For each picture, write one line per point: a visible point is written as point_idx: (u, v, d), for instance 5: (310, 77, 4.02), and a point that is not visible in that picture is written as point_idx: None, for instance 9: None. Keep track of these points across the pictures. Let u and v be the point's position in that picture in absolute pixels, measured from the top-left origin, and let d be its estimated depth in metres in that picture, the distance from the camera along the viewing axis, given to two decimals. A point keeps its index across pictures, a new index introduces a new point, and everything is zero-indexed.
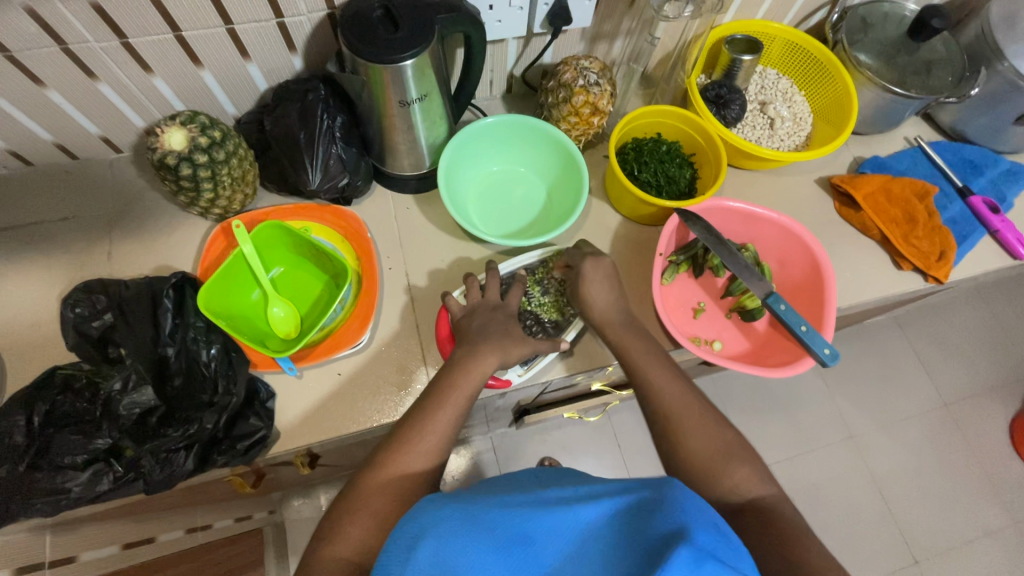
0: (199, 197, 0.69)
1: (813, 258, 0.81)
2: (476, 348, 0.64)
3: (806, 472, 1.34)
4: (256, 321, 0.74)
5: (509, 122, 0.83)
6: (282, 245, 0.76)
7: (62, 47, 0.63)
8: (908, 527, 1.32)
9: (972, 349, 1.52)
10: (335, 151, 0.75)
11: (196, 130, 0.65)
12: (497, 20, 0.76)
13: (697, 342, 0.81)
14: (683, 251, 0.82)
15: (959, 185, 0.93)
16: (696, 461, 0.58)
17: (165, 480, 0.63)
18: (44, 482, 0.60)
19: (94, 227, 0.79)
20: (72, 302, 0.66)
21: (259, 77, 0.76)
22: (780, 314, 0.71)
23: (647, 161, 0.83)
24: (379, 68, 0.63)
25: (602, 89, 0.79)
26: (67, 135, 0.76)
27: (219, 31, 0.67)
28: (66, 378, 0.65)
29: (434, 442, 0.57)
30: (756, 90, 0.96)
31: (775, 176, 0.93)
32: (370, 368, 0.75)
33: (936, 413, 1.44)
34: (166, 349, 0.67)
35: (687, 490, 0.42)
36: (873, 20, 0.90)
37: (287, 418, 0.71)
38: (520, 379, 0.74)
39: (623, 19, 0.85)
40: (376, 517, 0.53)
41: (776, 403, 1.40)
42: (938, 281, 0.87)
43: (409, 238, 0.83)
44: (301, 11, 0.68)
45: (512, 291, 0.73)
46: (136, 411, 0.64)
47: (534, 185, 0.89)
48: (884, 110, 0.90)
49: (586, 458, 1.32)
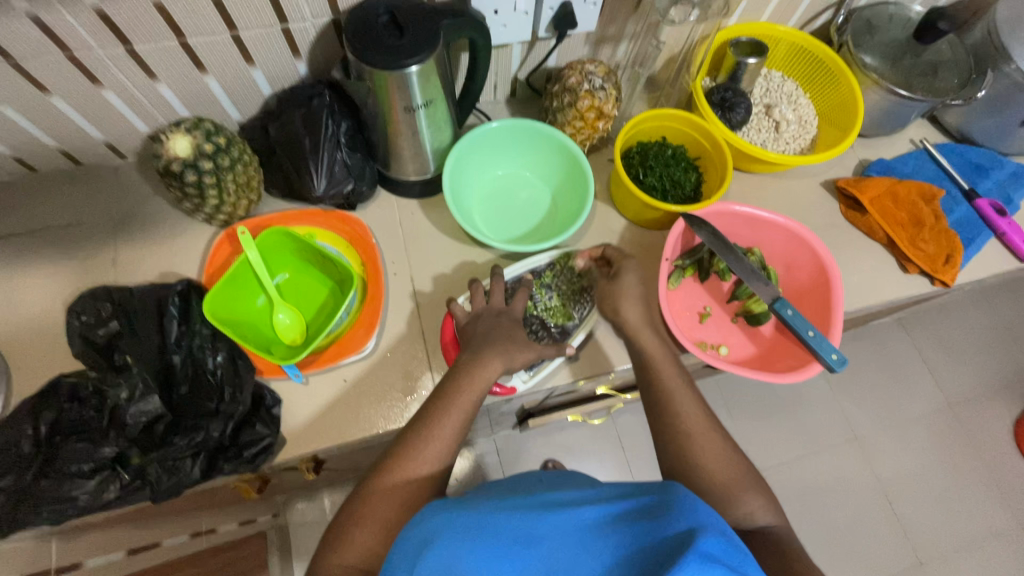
0: (204, 203, 0.69)
1: (818, 261, 0.80)
2: (482, 352, 0.64)
3: (810, 473, 1.34)
4: (261, 328, 0.73)
5: (513, 126, 0.83)
6: (287, 251, 0.76)
7: (67, 54, 0.63)
8: (913, 529, 1.31)
9: (976, 349, 1.52)
10: (340, 157, 0.75)
11: (201, 136, 0.65)
12: (501, 25, 0.76)
13: (702, 347, 0.81)
14: (688, 255, 0.82)
15: (966, 188, 0.93)
16: (704, 465, 0.58)
17: (172, 488, 0.63)
18: (51, 490, 0.60)
19: (98, 233, 0.78)
20: (77, 310, 0.67)
21: (263, 83, 0.76)
22: (788, 319, 0.71)
23: (652, 165, 0.83)
24: (384, 75, 0.62)
25: (607, 93, 0.79)
26: (72, 143, 0.76)
27: (224, 37, 0.67)
28: (72, 387, 0.65)
29: (441, 446, 0.57)
30: (761, 92, 0.96)
31: (781, 179, 0.93)
32: (375, 375, 0.74)
33: (940, 414, 1.43)
34: (172, 357, 0.66)
35: (692, 496, 0.43)
36: (878, 22, 0.90)
37: (291, 425, 0.71)
38: (526, 385, 0.74)
39: (628, 23, 0.85)
40: (385, 521, 0.53)
41: (781, 404, 1.40)
42: (945, 285, 0.87)
43: (414, 243, 0.83)
44: (306, 17, 0.68)
45: (519, 294, 0.73)
46: (143, 420, 0.62)
47: (538, 189, 0.89)
48: (890, 113, 0.89)
49: (589, 460, 1.32)
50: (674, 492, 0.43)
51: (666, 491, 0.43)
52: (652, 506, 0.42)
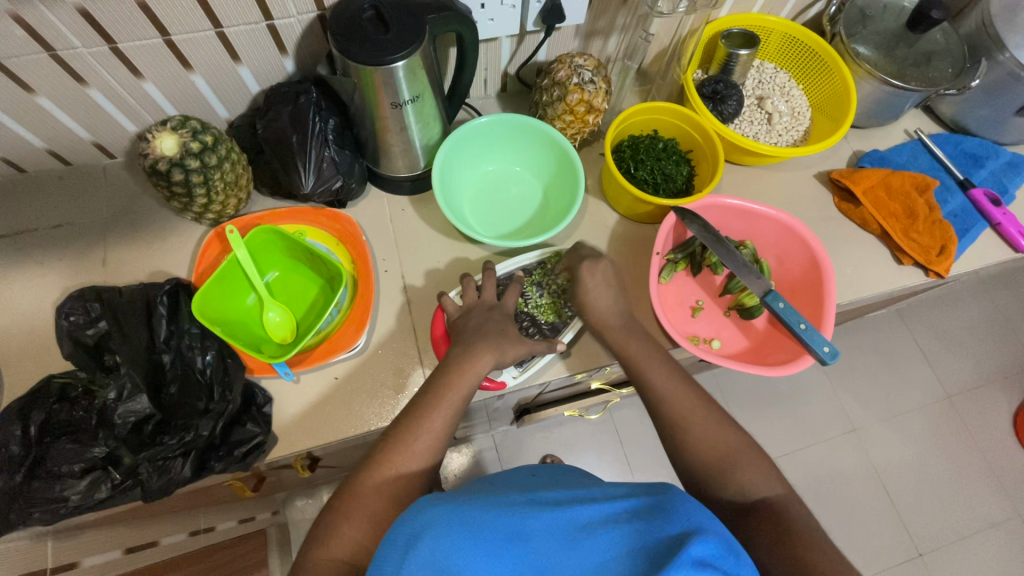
0: (192, 202, 0.69)
1: (811, 254, 0.80)
2: (472, 346, 0.63)
3: (808, 466, 1.34)
4: (252, 326, 0.73)
5: (503, 121, 0.83)
6: (276, 249, 0.76)
7: (50, 53, 0.63)
8: (911, 519, 1.31)
9: (974, 340, 1.51)
10: (328, 154, 0.74)
11: (187, 135, 0.65)
12: (489, 19, 0.75)
13: (695, 341, 0.81)
14: (681, 249, 0.82)
15: (961, 178, 0.92)
16: (695, 460, 0.58)
17: (163, 488, 0.63)
18: (43, 491, 0.60)
19: (87, 234, 0.78)
20: (66, 310, 0.66)
21: (249, 80, 0.76)
22: (779, 312, 0.70)
23: (643, 158, 0.82)
24: (369, 70, 0.62)
25: (597, 86, 0.78)
26: (60, 142, 0.76)
27: (208, 35, 0.66)
28: (63, 386, 0.65)
29: (429, 442, 0.57)
30: (754, 83, 0.95)
31: (774, 172, 0.93)
32: (367, 372, 0.74)
33: (938, 405, 1.43)
34: (161, 356, 0.66)
35: (689, 497, 0.44)
36: (871, 11, 0.89)
37: (282, 424, 0.71)
38: (516, 380, 0.74)
39: (618, 15, 0.84)
40: (373, 517, 0.53)
41: (778, 397, 1.40)
42: (939, 276, 0.86)
43: (404, 240, 0.83)
44: (292, 13, 0.68)
45: (509, 291, 0.72)
46: (132, 420, 0.63)
47: (529, 184, 0.89)
48: (884, 103, 0.89)
49: (587, 455, 1.32)
50: (669, 492, 0.44)
51: (661, 492, 0.45)
52: (649, 507, 0.43)
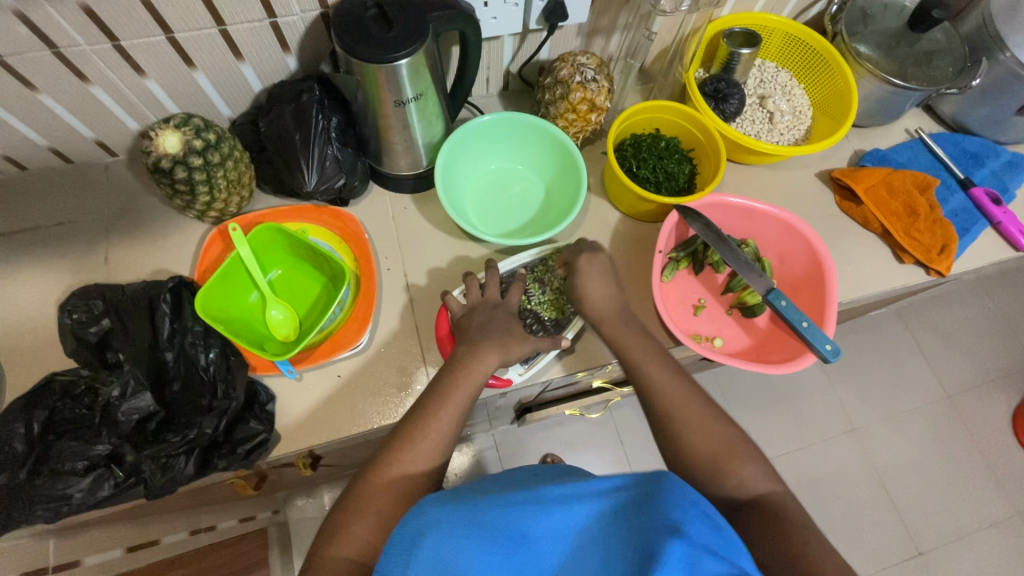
0: (195, 200, 0.69)
1: (812, 253, 0.80)
2: (476, 345, 0.63)
3: (808, 465, 1.34)
4: (255, 323, 0.73)
5: (505, 120, 0.83)
6: (278, 247, 0.76)
7: (54, 51, 0.63)
8: (911, 518, 1.32)
9: (973, 339, 1.52)
10: (331, 152, 0.74)
11: (190, 132, 0.65)
12: (492, 17, 0.75)
13: (697, 340, 0.81)
14: (683, 247, 0.82)
15: (962, 177, 0.93)
16: (699, 459, 0.58)
17: (166, 486, 0.63)
18: (46, 488, 0.60)
19: (90, 231, 0.78)
20: (69, 308, 0.66)
21: (252, 78, 0.76)
22: (781, 311, 0.70)
23: (645, 157, 0.82)
24: (373, 68, 0.62)
25: (599, 85, 0.78)
26: (63, 140, 0.76)
27: (211, 32, 0.66)
28: (65, 384, 0.65)
29: (435, 440, 0.57)
30: (755, 82, 0.95)
31: (775, 171, 0.93)
32: (370, 370, 0.74)
33: (938, 404, 1.43)
34: (164, 353, 0.65)
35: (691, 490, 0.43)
36: (872, 11, 0.89)
37: (284, 422, 0.71)
38: (522, 378, 0.74)
39: (620, 13, 0.84)
40: (379, 515, 0.53)
41: (778, 396, 1.40)
42: (941, 274, 0.87)
43: (408, 239, 0.83)
44: (294, 11, 0.68)
45: (513, 288, 0.72)
46: (135, 418, 0.63)
47: (532, 183, 0.89)
48: (885, 103, 0.89)
49: (588, 454, 1.32)
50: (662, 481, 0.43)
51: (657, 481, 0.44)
52: (646, 499, 0.42)
